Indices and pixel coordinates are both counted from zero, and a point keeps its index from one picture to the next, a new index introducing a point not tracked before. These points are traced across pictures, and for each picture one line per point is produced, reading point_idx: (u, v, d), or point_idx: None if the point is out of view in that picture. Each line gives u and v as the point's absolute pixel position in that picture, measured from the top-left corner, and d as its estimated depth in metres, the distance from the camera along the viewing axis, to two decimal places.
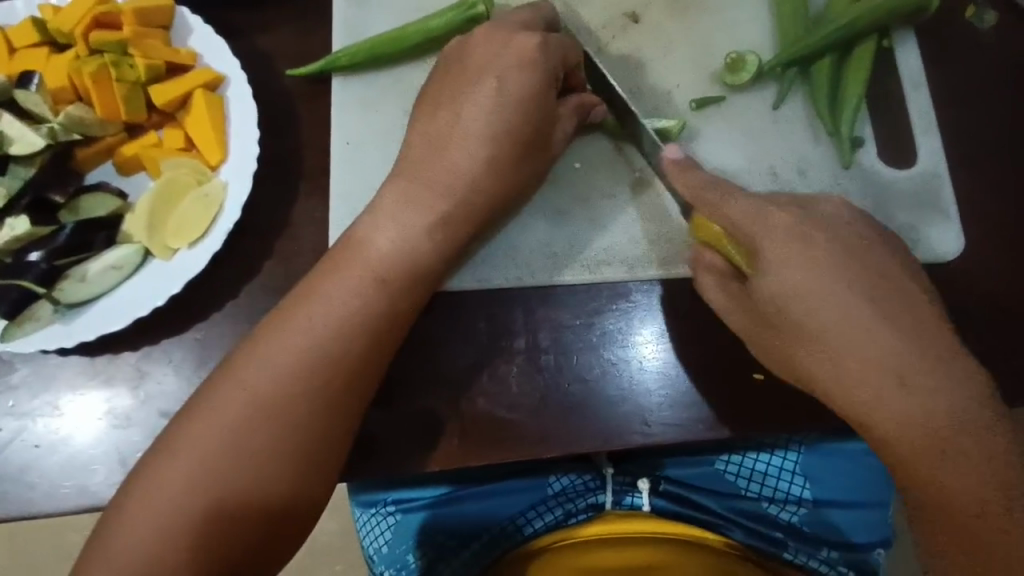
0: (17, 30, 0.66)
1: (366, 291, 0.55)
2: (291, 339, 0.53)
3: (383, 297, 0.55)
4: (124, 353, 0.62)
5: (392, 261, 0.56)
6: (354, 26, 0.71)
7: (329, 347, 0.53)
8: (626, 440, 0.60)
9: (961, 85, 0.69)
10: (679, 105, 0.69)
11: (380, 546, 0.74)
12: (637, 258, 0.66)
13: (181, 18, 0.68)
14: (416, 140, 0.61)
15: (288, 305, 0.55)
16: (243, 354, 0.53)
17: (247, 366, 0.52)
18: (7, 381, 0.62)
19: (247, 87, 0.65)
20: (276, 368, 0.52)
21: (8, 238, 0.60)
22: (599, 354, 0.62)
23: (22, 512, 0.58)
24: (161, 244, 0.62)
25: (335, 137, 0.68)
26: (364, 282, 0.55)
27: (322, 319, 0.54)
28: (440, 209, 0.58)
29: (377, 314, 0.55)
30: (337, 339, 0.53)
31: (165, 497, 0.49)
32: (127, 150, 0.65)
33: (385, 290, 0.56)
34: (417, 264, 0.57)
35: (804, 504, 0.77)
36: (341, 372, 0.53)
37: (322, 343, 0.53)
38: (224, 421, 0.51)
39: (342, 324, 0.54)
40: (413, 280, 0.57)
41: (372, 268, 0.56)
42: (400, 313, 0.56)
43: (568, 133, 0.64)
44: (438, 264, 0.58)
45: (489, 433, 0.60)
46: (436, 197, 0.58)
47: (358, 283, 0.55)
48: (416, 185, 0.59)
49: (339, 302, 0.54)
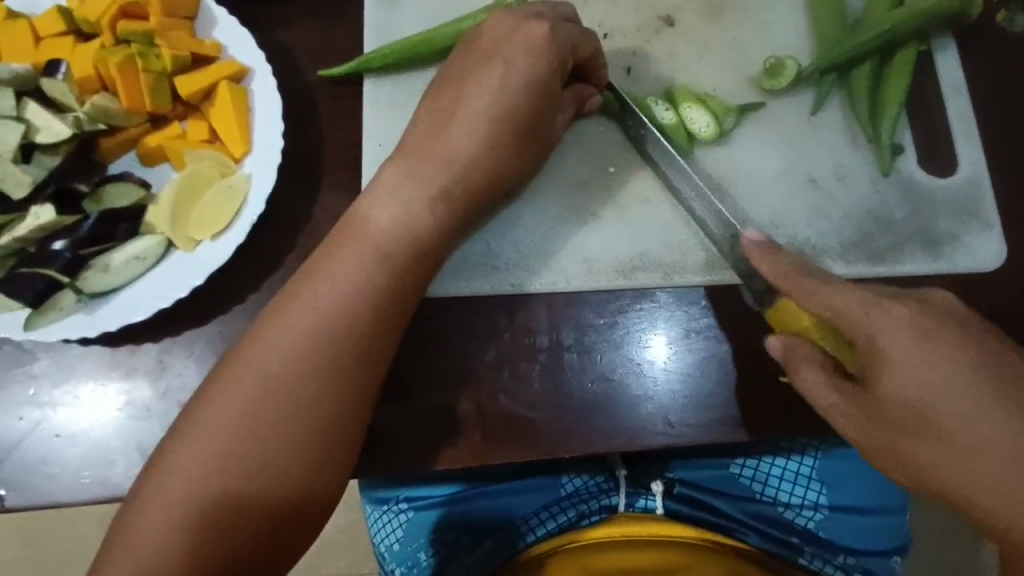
0: (43, 18, 0.65)
1: (369, 265, 0.55)
2: (290, 317, 0.53)
3: (387, 277, 0.55)
4: (145, 345, 0.62)
5: (392, 235, 0.56)
6: (385, 27, 0.71)
7: (330, 323, 0.53)
8: (647, 441, 0.60)
9: (996, 91, 0.68)
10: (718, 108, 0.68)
11: (392, 543, 0.74)
12: (670, 263, 0.65)
13: (206, 10, 0.67)
14: (423, 116, 0.60)
15: (294, 287, 0.54)
16: (251, 341, 0.53)
17: (253, 343, 0.52)
18: (27, 371, 0.62)
19: (271, 79, 0.65)
20: (278, 344, 0.52)
21: (33, 227, 0.60)
22: (622, 354, 0.62)
23: (40, 501, 0.58)
24: (184, 236, 0.62)
25: (368, 146, 0.68)
26: (359, 257, 0.55)
27: (319, 293, 0.54)
28: (442, 184, 0.57)
29: (374, 286, 0.54)
30: (336, 311, 0.53)
31: (178, 489, 0.49)
32: (151, 140, 0.65)
33: (389, 264, 0.55)
34: (416, 239, 0.56)
35: (820, 510, 0.76)
36: (344, 356, 0.52)
37: (332, 327, 0.53)
38: (236, 407, 0.50)
39: (348, 305, 0.53)
40: (415, 256, 0.56)
41: (376, 246, 0.55)
42: (404, 287, 0.55)
43: (567, 121, 0.65)
44: (438, 241, 0.58)
45: (510, 432, 0.59)
46: (437, 171, 0.58)
47: (358, 257, 0.55)
48: (426, 168, 0.58)
49: (338, 279, 0.54)
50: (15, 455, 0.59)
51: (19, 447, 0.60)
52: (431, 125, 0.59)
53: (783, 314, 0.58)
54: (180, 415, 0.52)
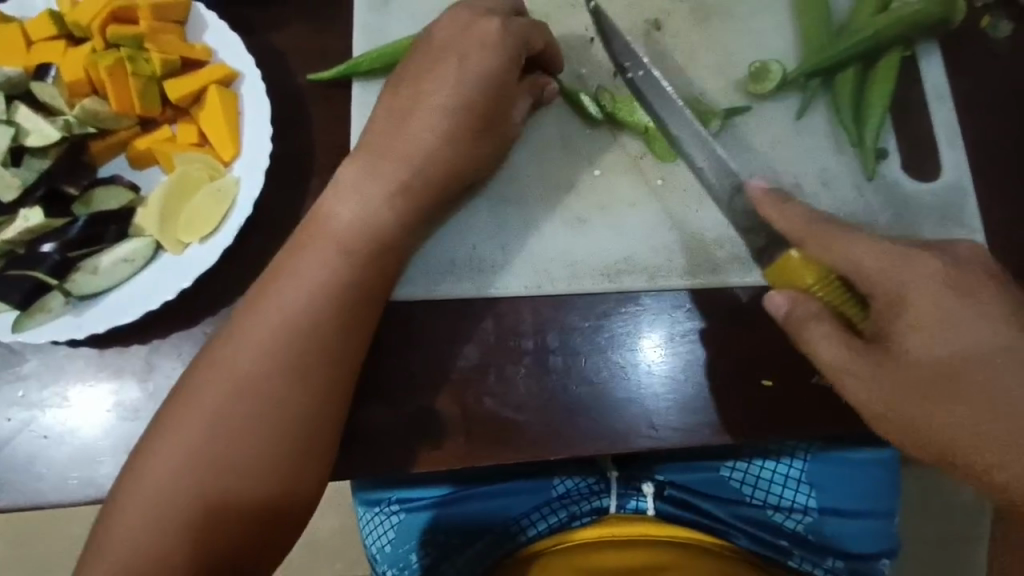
0: (34, 22, 0.66)
1: (329, 263, 0.55)
2: (265, 315, 0.53)
3: (351, 271, 0.55)
4: (134, 346, 0.63)
5: (350, 230, 0.56)
6: (374, 30, 0.72)
7: (307, 323, 0.53)
8: (632, 443, 0.60)
9: (981, 95, 0.68)
10: (705, 111, 0.68)
11: (383, 544, 0.75)
12: (656, 266, 0.65)
13: (196, 14, 0.68)
14: (379, 114, 0.61)
15: (268, 286, 0.55)
16: (230, 341, 0.53)
17: (227, 342, 0.53)
18: (17, 372, 0.62)
19: (260, 82, 0.66)
20: (255, 346, 0.52)
21: (22, 230, 0.61)
22: (607, 357, 0.62)
23: (28, 502, 0.59)
24: (172, 238, 0.62)
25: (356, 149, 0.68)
26: (326, 257, 0.55)
27: (298, 293, 0.54)
28: (402, 179, 0.58)
29: (333, 285, 0.55)
30: (314, 312, 0.54)
31: (161, 489, 0.49)
32: (140, 144, 0.65)
33: (346, 261, 0.56)
34: (378, 234, 0.57)
35: (809, 513, 0.76)
36: (323, 356, 0.53)
37: (313, 328, 0.53)
38: (215, 408, 0.51)
39: (319, 303, 0.54)
40: (375, 249, 0.57)
41: (337, 242, 0.56)
42: (351, 284, 0.55)
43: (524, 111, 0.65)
44: (404, 239, 0.59)
45: (494, 433, 0.60)
46: (416, 172, 0.58)
47: (319, 255, 0.55)
48: (411, 171, 0.58)
49: (312, 279, 0.55)
50: (4, 455, 0.60)
51: (8, 448, 0.60)
52: (387, 121, 0.60)
53: (791, 268, 0.54)
54: (161, 414, 0.52)
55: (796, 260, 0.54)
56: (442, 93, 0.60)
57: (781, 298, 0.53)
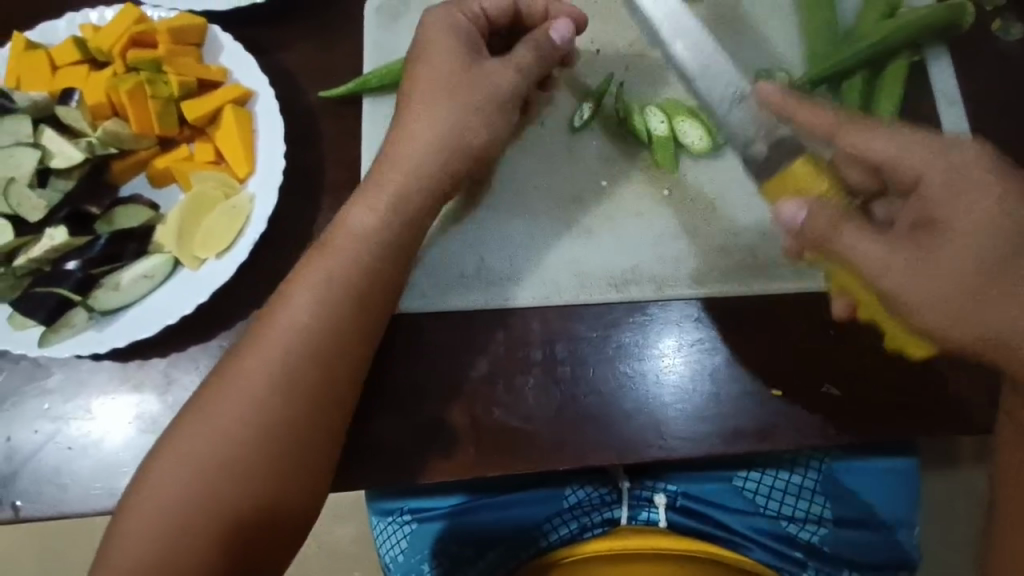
0: (58, 48, 0.69)
1: (354, 272, 0.57)
2: (287, 327, 0.55)
3: (366, 283, 0.57)
4: (153, 360, 0.65)
5: (374, 243, 0.58)
6: (383, 48, 0.73)
7: (324, 335, 0.55)
8: (641, 453, 0.60)
9: (992, 98, 0.68)
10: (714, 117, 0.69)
11: (396, 554, 0.75)
12: (663, 276, 0.65)
13: (213, 36, 0.70)
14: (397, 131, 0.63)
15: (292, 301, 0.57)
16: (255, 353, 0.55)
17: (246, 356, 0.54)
18: (42, 386, 0.64)
19: (274, 102, 0.68)
20: (272, 357, 0.54)
21: (47, 248, 0.63)
22: (614, 367, 0.63)
23: (52, 512, 0.60)
24: (189, 254, 0.64)
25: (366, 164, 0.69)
26: (351, 267, 0.57)
27: (313, 306, 0.55)
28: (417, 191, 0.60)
29: (359, 294, 0.56)
30: (329, 325, 0.55)
31: (182, 498, 0.51)
32: (159, 164, 0.67)
33: (368, 271, 0.57)
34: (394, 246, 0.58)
35: (824, 524, 0.75)
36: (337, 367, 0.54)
37: (330, 338, 0.55)
38: (237, 419, 0.52)
39: (337, 315, 0.55)
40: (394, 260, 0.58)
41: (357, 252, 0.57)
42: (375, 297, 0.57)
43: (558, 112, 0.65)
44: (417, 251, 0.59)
45: (506, 444, 0.60)
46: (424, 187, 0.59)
47: (343, 266, 0.57)
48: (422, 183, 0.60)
49: (325, 288, 0.56)
50: (29, 468, 0.62)
51: (34, 460, 0.62)
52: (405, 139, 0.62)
53: (796, 178, 0.59)
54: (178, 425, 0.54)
55: (805, 168, 0.59)
56: (447, 94, 0.60)
57: (795, 208, 0.55)
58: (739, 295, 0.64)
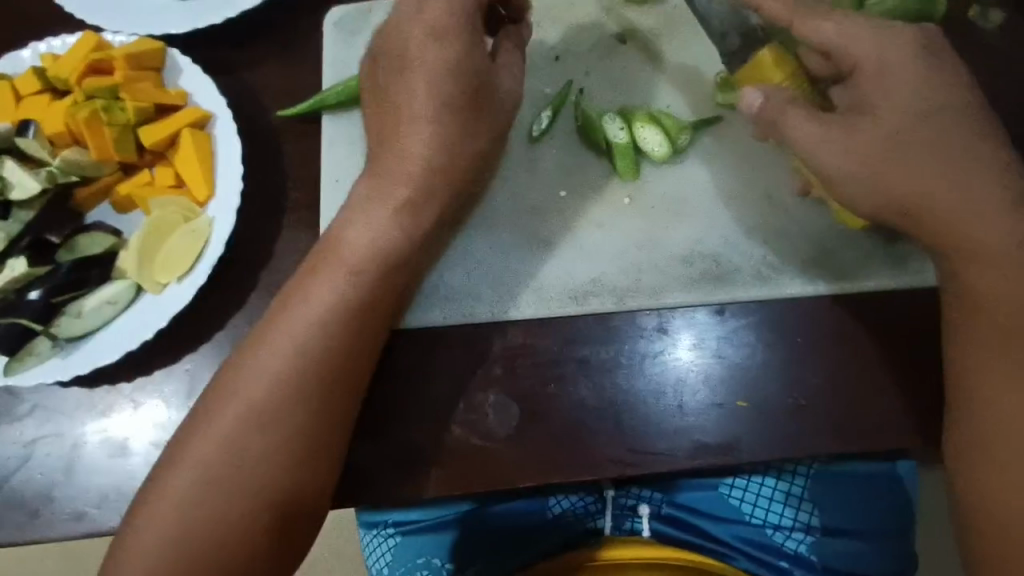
0: (21, 79, 0.70)
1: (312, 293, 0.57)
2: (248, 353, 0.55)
3: (320, 305, 0.56)
4: (120, 384, 0.66)
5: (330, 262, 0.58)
6: (343, 61, 0.73)
7: (278, 359, 0.55)
8: (603, 470, 0.59)
9: None
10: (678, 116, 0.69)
11: (382, 567, 0.75)
12: (625, 287, 0.64)
13: (171, 59, 0.70)
14: None
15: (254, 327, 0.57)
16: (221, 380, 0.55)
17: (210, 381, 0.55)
18: (13, 413, 0.65)
19: (232, 123, 0.68)
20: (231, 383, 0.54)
21: (9, 279, 0.64)
22: (576, 382, 0.61)
23: (22, 537, 0.61)
24: (151, 279, 0.64)
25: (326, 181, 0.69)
26: (307, 290, 0.57)
27: (271, 330, 0.56)
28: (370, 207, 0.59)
29: (314, 316, 0.56)
30: (283, 348, 0.55)
31: (157, 531, 0.51)
32: (121, 190, 0.68)
33: (322, 293, 0.57)
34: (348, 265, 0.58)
35: (812, 533, 0.72)
36: (291, 391, 0.54)
37: (285, 361, 0.55)
38: (203, 448, 0.53)
39: (292, 338, 0.55)
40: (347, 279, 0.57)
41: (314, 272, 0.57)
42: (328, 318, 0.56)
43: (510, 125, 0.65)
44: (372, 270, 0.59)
45: (469, 463, 0.60)
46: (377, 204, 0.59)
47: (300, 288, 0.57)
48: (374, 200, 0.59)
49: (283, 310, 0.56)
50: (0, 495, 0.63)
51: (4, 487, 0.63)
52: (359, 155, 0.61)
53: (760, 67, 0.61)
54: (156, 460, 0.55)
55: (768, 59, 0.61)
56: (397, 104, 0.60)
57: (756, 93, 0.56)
58: (704, 305, 0.63)
